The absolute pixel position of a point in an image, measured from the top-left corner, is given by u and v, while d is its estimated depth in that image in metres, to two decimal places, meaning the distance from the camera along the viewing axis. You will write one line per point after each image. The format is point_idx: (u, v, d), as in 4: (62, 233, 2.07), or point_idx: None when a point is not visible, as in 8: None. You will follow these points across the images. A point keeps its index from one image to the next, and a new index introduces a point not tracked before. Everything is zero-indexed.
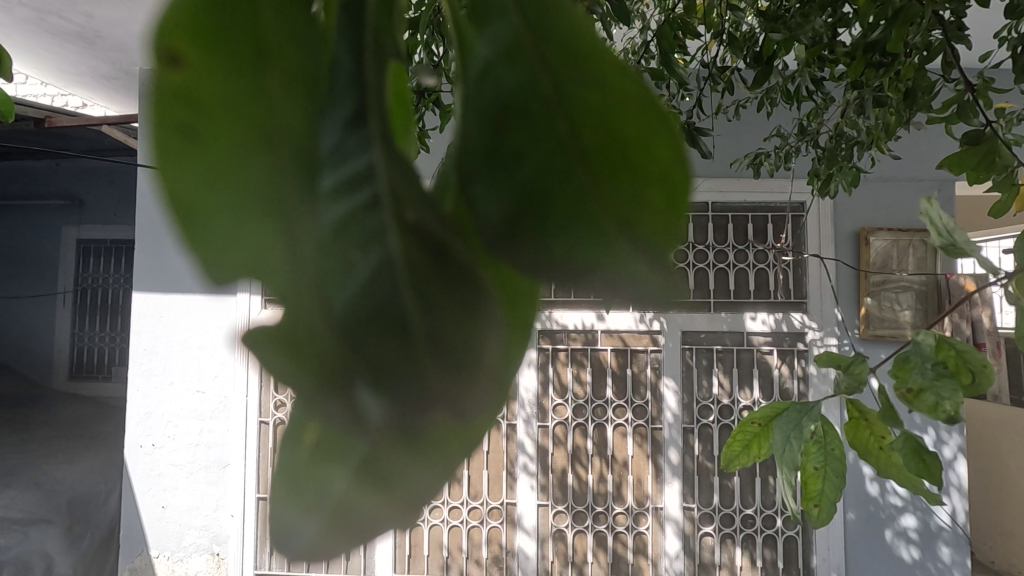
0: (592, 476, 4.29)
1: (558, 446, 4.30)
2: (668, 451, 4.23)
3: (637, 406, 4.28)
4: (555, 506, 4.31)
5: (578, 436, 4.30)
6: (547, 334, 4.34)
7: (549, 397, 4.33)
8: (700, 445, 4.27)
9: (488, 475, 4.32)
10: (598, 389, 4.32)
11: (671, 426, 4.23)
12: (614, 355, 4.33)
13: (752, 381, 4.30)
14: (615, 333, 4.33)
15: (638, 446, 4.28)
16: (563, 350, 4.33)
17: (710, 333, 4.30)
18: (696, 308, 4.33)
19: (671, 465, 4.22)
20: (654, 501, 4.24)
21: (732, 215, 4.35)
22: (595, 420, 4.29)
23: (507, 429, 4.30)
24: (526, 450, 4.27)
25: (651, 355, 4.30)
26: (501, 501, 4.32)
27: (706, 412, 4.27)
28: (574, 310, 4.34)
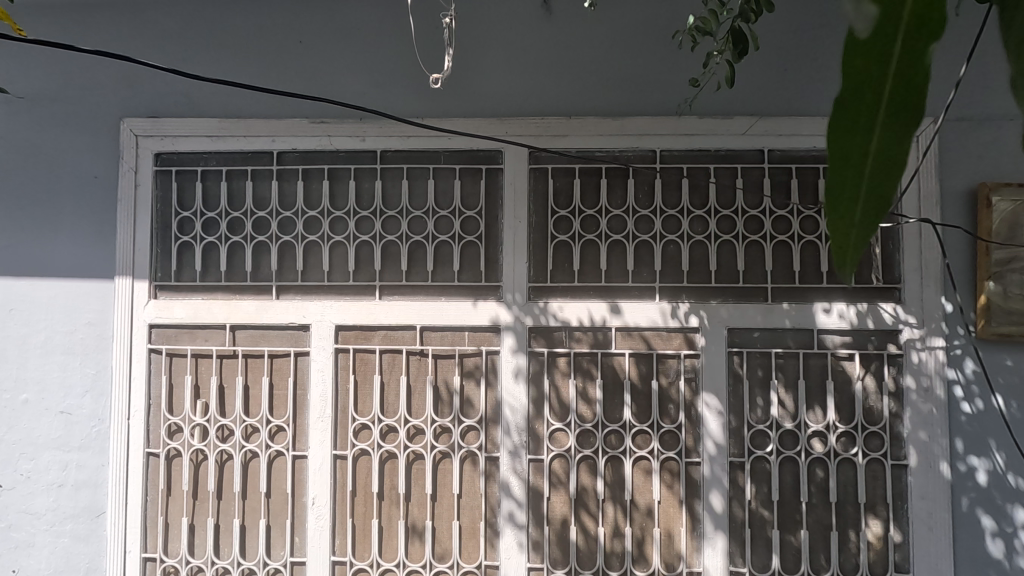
0: (604, 530, 3.10)
1: (557, 488, 3.12)
2: (707, 494, 3.06)
3: (666, 432, 3.11)
4: (552, 570, 3.10)
5: (584, 474, 3.12)
6: (540, 334, 3.18)
7: (543, 421, 3.14)
8: (753, 487, 3.07)
9: (459, 528, 3.15)
10: (612, 409, 3.13)
11: (715, 460, 3.07)
12: (632, 361, 3.14)
13: (826, 398, 3.08)
14: (634, 332, 3.15)
15: (668, 488, 3.10)
16: (563, 356, 3.16)
17: (766, 332, 3.12)
18: (748, 296, 3.15)
19: (712, 514, 3.05)
20: (688, 564, 3.07)
21: (796, 167, 3.16)
22: (606, 451, 3.11)
23: (485, 464, 3.16)
24: (511, 493, 3.10)
25: (684, 362, 3.13)
26: (477, 564, 3.13)
27: (763, 440, 3.09)
28: (579, 301, 3.16)
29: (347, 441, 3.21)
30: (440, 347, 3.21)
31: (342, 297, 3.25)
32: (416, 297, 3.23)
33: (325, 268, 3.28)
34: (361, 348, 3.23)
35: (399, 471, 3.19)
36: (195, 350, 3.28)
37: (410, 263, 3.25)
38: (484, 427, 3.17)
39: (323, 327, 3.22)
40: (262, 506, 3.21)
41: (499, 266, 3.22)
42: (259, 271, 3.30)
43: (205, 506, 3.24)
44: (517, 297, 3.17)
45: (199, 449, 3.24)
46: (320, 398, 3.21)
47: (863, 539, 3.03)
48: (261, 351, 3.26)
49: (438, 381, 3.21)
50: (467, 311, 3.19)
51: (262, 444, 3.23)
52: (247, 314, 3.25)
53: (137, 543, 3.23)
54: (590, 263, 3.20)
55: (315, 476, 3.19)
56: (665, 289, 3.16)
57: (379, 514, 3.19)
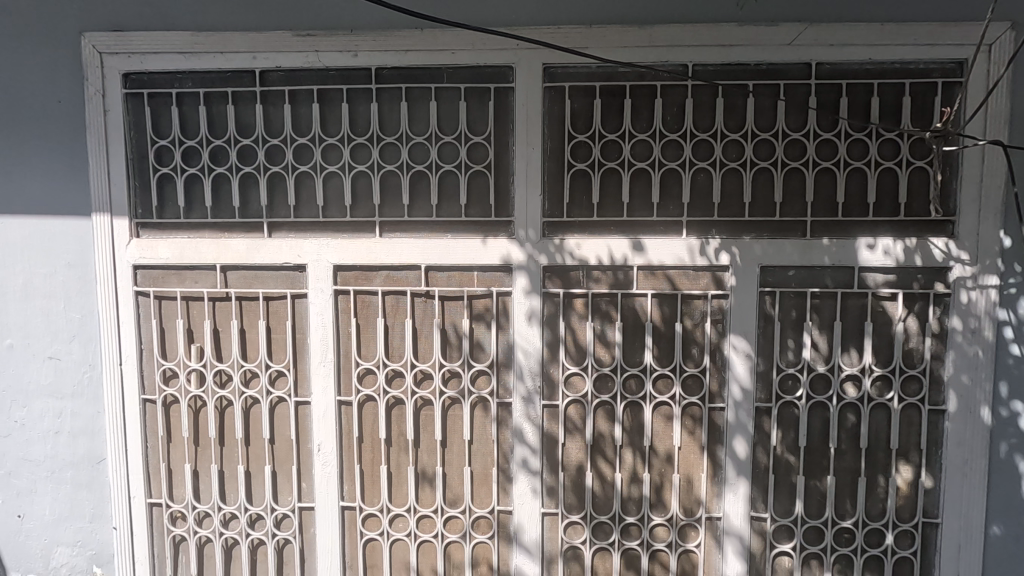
0: (622, 476, 2.98)
1: (572, 434, 2.98)
2: (731, 440, 2.92)
3: (689, 377, 2.93)
4: (566, 516, 3.01)
5: (601, 420, 2.97)
6: (555, 274, 2.93)
7: (558, 366, 2.95)
8: (780, 433, 2.92)
9: (471, 474, 3.04)
10: (632, 354, 2.93)
11: (740, 406, 2.91)
12: (655, 303, 2.91)
13: (863, 341, 2.86)
14: (657, 271, 2.90)
15: (689, 435, 2.95)
16: (580, 297, 2.93)
17: (801, 270, 2.86)
18: (784, 231, 2.86)
19: (735, 460, 2.92)
20: (708, 510, 2.97)
21: (846, 83, 2.79)
22: (625, 397, 2.94)
23: (497, 410, 3.00)
24: (525, 440, 2.97)
25: (711, 303, 2.90)
26: (490, 509, 3.04)
27: (792, 385, 2.90)
28: (598, 238, 2.89)
29: (352, 387, 3.05)
30: (447, 288, 2.98)
31: (341, 235, 2.99)
32: (420, 235, 2.96)
33: (319, 203, 2.99)
34: (363, 290, 3.00)
35: (408, 417, 3.04)
36: (185, 293, 3.06)
37: (412, 197, 2.96)
38: (496, 373, 2.99)
39: (322, 268, 2.99)
40: (266, 453, 3.09)
41: (510, 199, 2.93)
42: (248, 207, 3.02)
43: (208, 453, 3.13)
44: (530, 234, 2.90)
45: (197, 396, 3.09)
46: (322, 343, 3.02)
47: (892, 485, 2.90)
48: (256, 294, 3.03)
49: (445, 324, 3.00)
50: (476, 249, 2.93)
51: (263, 390, 3.07)
52: (237, 253, 3.00)
53: (141, 489, 3.14)
54: (611, 195, 2.90)
55: (319, 422, 3.05)
56: (694, 224, 2.88)
57: (387, 461, 3.07)
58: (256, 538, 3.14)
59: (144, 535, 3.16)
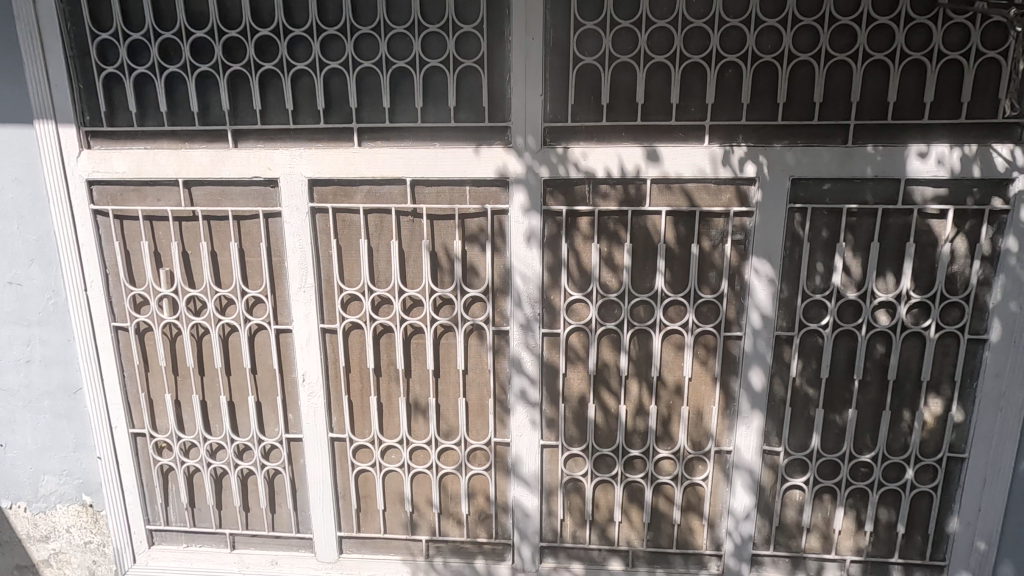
0: (627, 409, 2.79)
1: (574, 364, 2.76)
2: (746, 371, 2.70)
3: (704, 304, 2.66)
4: (567, 448, 2.85)
5: (606, 350, 2.73)
6: (558, 189, 2.59)
7: (560, 291, 2.68)
8: (800, 364, 2.68)
9: (466, 405, 2.86)
10: (641, 278, 2.65)
11: (759, 335, 2.66)
12: (669, 221, 2.59)
13: (903, 264, 2.55)
14: (673, 185, 2.55)
15: (700, 366, 2.73)
16: (586, 216, 2.60)
17: (839, 184, 2.50)
18: (822, 138, 2.48)
19: (749, 392, 2.71)
20: (717, 443, 2.80)
21: None
22: (633, 325, 2.69)
23: (493, 339, 2.77)
24: (523, 370, 2.76)
25: (732, 221, 2.57)
26: (486, 441, 2.89)
27: (819, 313, 2.63)
28: (607, 147, 2.52)
29: (336, 314, 2.81)
30: (436, 206, 2.65)
31: (315, 145, 2.64)
32: (405, 145, 2.61)
33: (288, 107, 2.61)
34: (342, 207, 2.68)
35: (397, 346, 2.81)
36: (147, 211, 2.76)
37: (394, 99, 2.58)
38: (491, 299, 2.73)
39: (296, 183, 2.66)
40: (248, 382, 2.92)
41: (506, 101, 2.54)
42: (208, 113, 2.66)
43: (188, 383, 2.96)
44: (529, 142, 2.54)
45: (171, 323, 2.88)
46: (300, 267, 2.75)
47: (919, 419, 2.69)
48: (224, 212, 2.73)
49: (435, 245, 2.71)
50: (468, 161, 2.58)
51: (240, 317, 2.84)
52: (200, 166, 2.67)
53: (121, 419, 3.00)
54: (622, 96, 2.50)
55: (303, 352, 2.85)
56: (718, 129, 2.50)
57: (377, 391, 2.89)
58: (245, 468, 3.03)
59: (131, 464, 3.06)
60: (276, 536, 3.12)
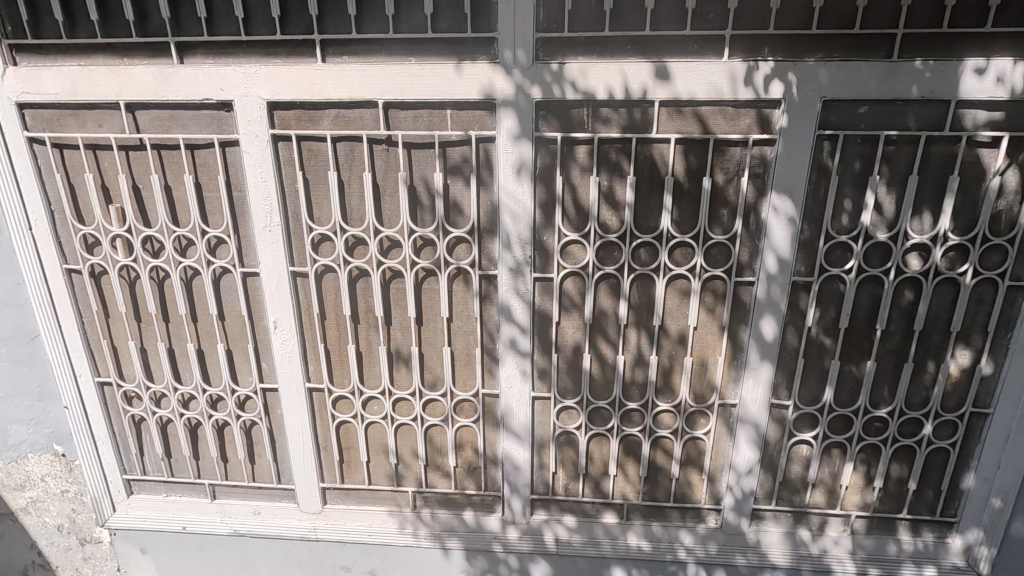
0: (625, 360, 2.57)
1: (569, 312, 2.52)
2: (757, 320, 2.45)
3: (714, 246, 2.38)
4: (560, 400, 2.66)
5: (604, 296, 2.48)
6: (552, 113, 2.25)
7: (554, 232, 2.40)
8: (818, 312, 2.43)
9: (451, 355, 2.64)
10: (645, 216, 2.36)
11: (774, 281, 2.39)
12: (679, 151, 2.27)
13: (943, 201, 2.25)
14: (685, 109, 2.21)
15: (707, 314, 2.48)
16: (584, 144, 2.28)
17: (878, 107, 2.16)
18: (863, 51, 2.11)
19: (760, 342, 2.48)
20: (722, 396, 2.60)
21: None
22: (634, 269, 2.42)
23: (480, 285, 2.52)
24: (513, 318, 2.53)
25: (751, 151, 2.25)
26: (474, 393, 2.69)
27: (843, 257, 2.35)
28: (610, 63, 2.16)
29: (306, 257, 2.54)
30: (413, 133, 2.32)
31: (272, 62, 2.28)
32: (375, 61, 2.26)
33: (237, 16, 2.23)
34: (306, 135, 2.36)
35: (375, 291, 2.56)
36: (88, 139, 2.45)
37: (360, 4, 2.19)
38: (477, 241, 2.45)
39: (252, 106, 2.32)
40: (217, 330, 2.70)
41: (492, 8, 2.16)
42: (146, 23, 2.28)
43: (152, 330, 2.74)
44: (518, 57, 2.17)
45: (127, 266, 2.62)
46: (264, 203, 2.46)
47: (943, 373, 2.46)
48: (175, 140, 2.41)
49: (414, 179, 2.40)
50: (449, 79, 2.23)
51: (201, 260, 2.58)
52: (142, 85, 2.33)
53: (85, 367, 2.81)
54: (628, 1, 2.12)
55: (272, 297, 2.60)
56: (740, 40, 2.12)
57: (355, 340, 2.67)
58: (220, 419, 2.87)
59: (100, 414, 2.90)
60: (257, 486, 3.00)
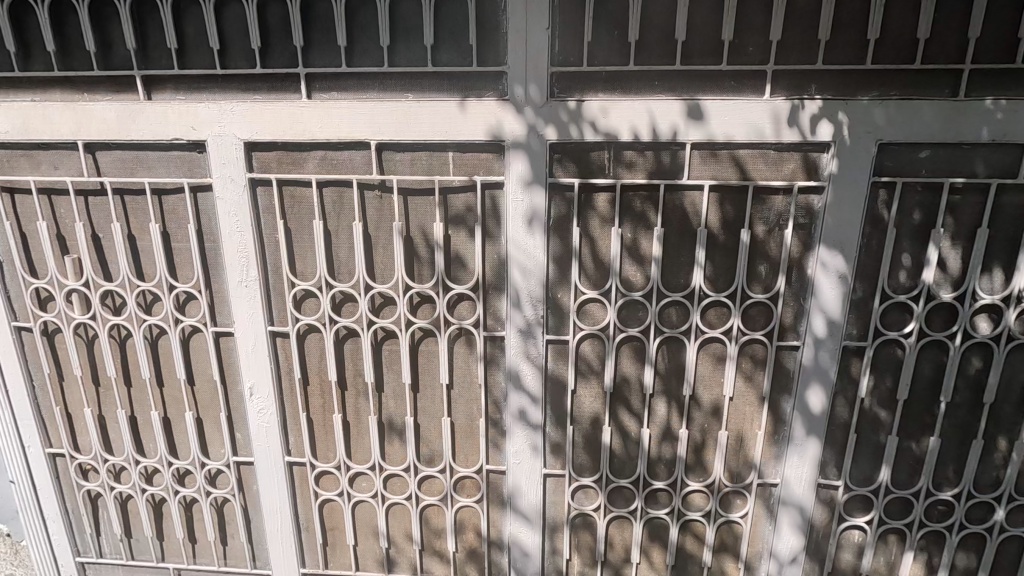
0: (650, 432, 2.25)
1: (586, 379, 2.21)
2: (803, 390, 2.14)
3: (753, 306, 2.08)
4: (576, 478, 2.33)
5: (627, 362, 2.18)
6: (568, 157, 1.98)
7: (570, 289, 2.11)
8: (872, 381, 2.13)
9: (452, 426, 2.32)
10: (675, 272, 2.06)
11: (821, 346, 2.08)
12: (713, 200, 1.99)
13: (1016, 257, 1.96)
14: (721, 153, 1.93)
15: (744, 382, 2.17)
16: (604, 192, 2.00)
17: (941, 151, 1.89)
18: (925, 88, 1.85)
19: (805, 415, 2.17)
20: (762, 474, 2.27)
21: None
22: (662, 332, 2.12)
23: (485, 348, 2.21)
24: (523, 385, 2.22)
25: (797, 200, 1.97)
26: (477, 469, 2.36)
27: (901, 319, 2.05)
28: (635, 101, 1.89)
29: (287, 315, 2.24)
30: (410, 178, 2.04)
31: (251, 98, 2.01)
32: (367, 97, 1.99)
33: (212, 47, 1.97)
34: (289, 180, 2.08)
35: (365, 354, 2.25)
36: (41, 183, 2.17)
37: (351, 35, 1.94)
38: (482, 298, 2.15)
39: (227, 147, 2.05)
40: (185, 396, 2.37)
41: (501, 39, 1.90)
42: (109, 54, 2.02)
43: (112, 395, 2.41)
44: (531, 94, 1.91)
45: (84, 324, 2.31)
46: (239, 256, 2.16)
47: (1016, 450, 2.15)
48: (140, 184, 2.13)
49: (410, 229, 2.11)
50: (452, 119, 1.96)
51: (168, 318, 2.27)
52: (104, 123, 2.05)
53: (35, 437, 2.47)
54: (656, 31, 1.86)
55: (248, 360, 2.29)
56: (784, 77, 1.86)
57: (343, 408, 2.35)
58: (187, 495, 2.52)
59: (51, 489, 2.55)
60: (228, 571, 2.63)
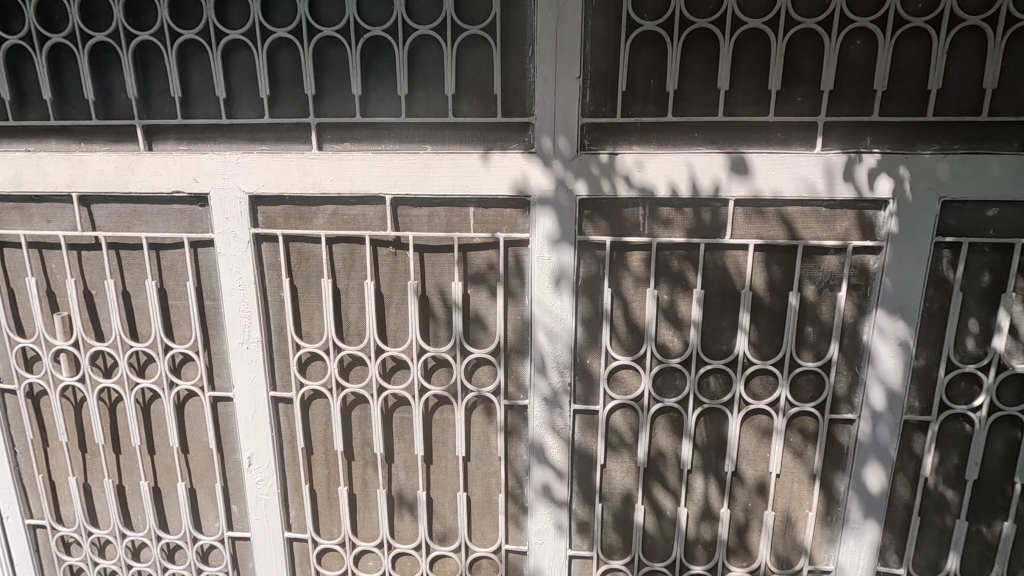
0: (688, 512, 2.04)
1: (617, 452, 2.01)
2: (860, 468, 1.92)
3: (803, 375, 1.89)
4: (605, 560, 2.11)
5: (663, 434, 1.98)
6: (600, 213, 1.82)
7: (600, 355, 1.93)
8: (937, 459, 1.91)
9: (468, 502, 2.12)
10: (715, 338, 1.88)
11: (880, 421, 1.88)
12: (758, 260, 1.82)
13: None
14: (767, 210, 1.77)
15: (793, 458, 1.96)
16: (639, 250, 1.84)
17: (1010, 210, 1.72)
18: (992, 141, 1.69)
19: (863, 496, 1.94)
20: (813, 560, 2.04)
21: None
22: (702, 403, 1.92)
23: (507, 417, 2.02)
24: (547, 459, 2.02)
25: (851, 261, 1.79)
26: (495, 549, 2.14)
27: (968, 391, 1.85)
28: (673, 154, 1.75)
29: (291, 380, 2.06)
30: (428, 234, 1.89)
31: (258, 149, 1.88)
32: (383, 148, 1.85)
33: (218, 95, 1.84)
34: (296, 236, 1.93)
35: (374, 423, 2.06)
36: (32, 238, 2.03)
37: (367, 83, 1.81)
38: (504, 364, 1.97)
39: (231, 200, 1.90)
40: (177, 465, 2.18)
41: (528, 88, 1.77)
42: (109, 103, 1.89)
43: (98, 464, 2.22)
44: (560, 146, 1.77)
45: (72, 386, 2.14)
46: (241, 316, 2.00)
47: None
48: (137, 239, 1.98)
49: (426, 288, 1.95)
50: (474, 172, 1.82)
51: (162, 381, 2.09)
52: (100, 175, 1.92)
53: (15, 506, 2.28)
54: (696, 80, 1.73)
55: (247, 427, 2.10)
56: (836, 128, 1.71)
57: (348, 480, 2.15)
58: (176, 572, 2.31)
59: (30, 563, 2.34)
60: None
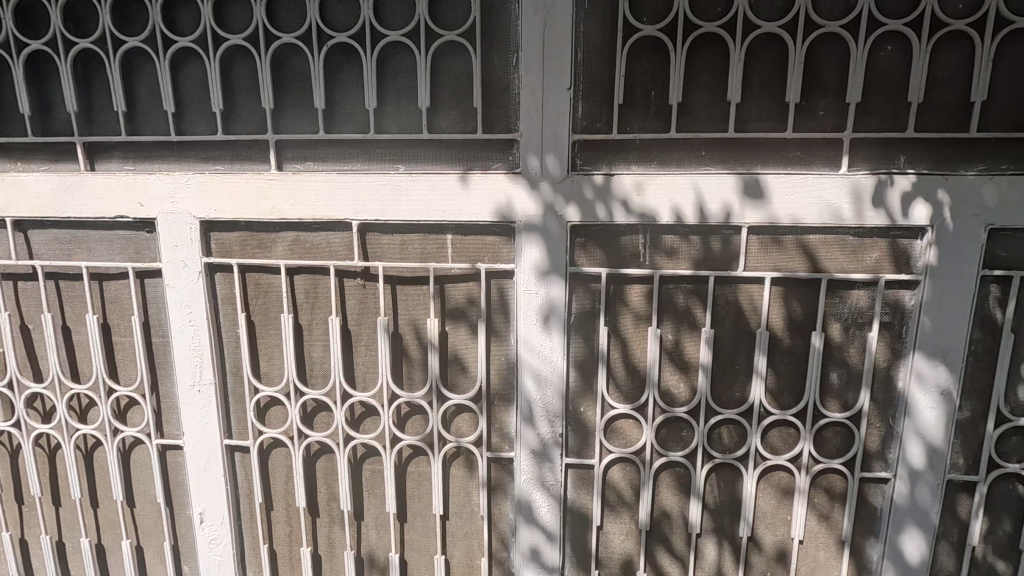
0: None
1: (615, 512, 1.76)
2: (897, 535, 1.66)
3: (829, 427, 1.64)
4: None
5: (668, 492, 1.73)
6: (595, 241, 1.61)
7: (595, 402, 1.69)
8: (986, 525, 1.65)
9: (447, 566, 1.87)
10: (727, 384, 1.65)
11: (918, 481, 1.63)
12: (776, 295, 1.59)
13: None
14: (786, 238, 1.55)
15: (818, 522, 1.71)
16: (638, 284, 1.62)
17: None
18: None
19: (900, 567, 1.68)
20: None
21: None
22: (712, 457, 1.68)
23: (490, 471, 1.78)
24: (536, 519, 1.77)
25: (883, 297, 1.56)
26: None
27: (1020, 447, 1.60)
28: (678, 175, 1.53)
29: (248, 428, 1.83)
30: (400, 265, 1.68)
31: (210, 169, 1.68)
32: (350, 168, 1.65)
33: (166, 109, 1.64)
34: (254, 266, 1.72)
35: (340, 476, 1.83)
36: None
37: (332, 96, 1.61)
38: (486, 411, 1.73)
39: (180, 227, 1.69)
40: (122, 520, 1.94)
41: (512, 101, 1.57)
42: (48, 118, 1.70)
43: (36, 518, 1.99)
44: (548, 166, 1.56)
45: (6, 432, 1.91)
46: (191, 355, 1.78)
47: None
48: (78, 269, 1.78)
49: (399, 325, 1.73)
50: (451, 195, 1.60)
51: (104, 427, 1.87)
52: (36, 199, 1.72)
53: None
54: (703, 92, 1.52)
55: (199, 480, 1.87)
56: (863, 146, 1.50)
57: (313, 539, 1.90)
58: None
59: None
60: None
